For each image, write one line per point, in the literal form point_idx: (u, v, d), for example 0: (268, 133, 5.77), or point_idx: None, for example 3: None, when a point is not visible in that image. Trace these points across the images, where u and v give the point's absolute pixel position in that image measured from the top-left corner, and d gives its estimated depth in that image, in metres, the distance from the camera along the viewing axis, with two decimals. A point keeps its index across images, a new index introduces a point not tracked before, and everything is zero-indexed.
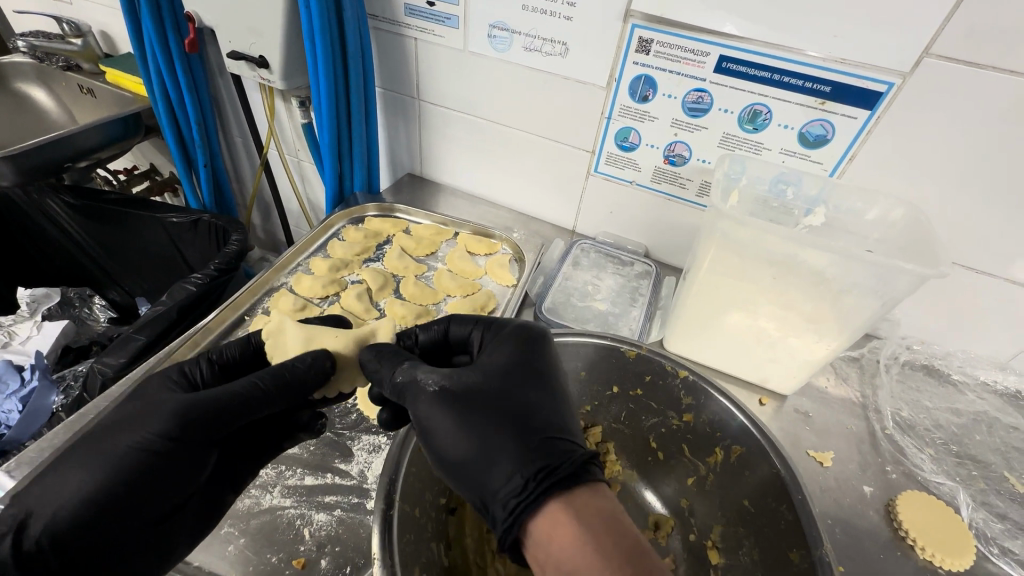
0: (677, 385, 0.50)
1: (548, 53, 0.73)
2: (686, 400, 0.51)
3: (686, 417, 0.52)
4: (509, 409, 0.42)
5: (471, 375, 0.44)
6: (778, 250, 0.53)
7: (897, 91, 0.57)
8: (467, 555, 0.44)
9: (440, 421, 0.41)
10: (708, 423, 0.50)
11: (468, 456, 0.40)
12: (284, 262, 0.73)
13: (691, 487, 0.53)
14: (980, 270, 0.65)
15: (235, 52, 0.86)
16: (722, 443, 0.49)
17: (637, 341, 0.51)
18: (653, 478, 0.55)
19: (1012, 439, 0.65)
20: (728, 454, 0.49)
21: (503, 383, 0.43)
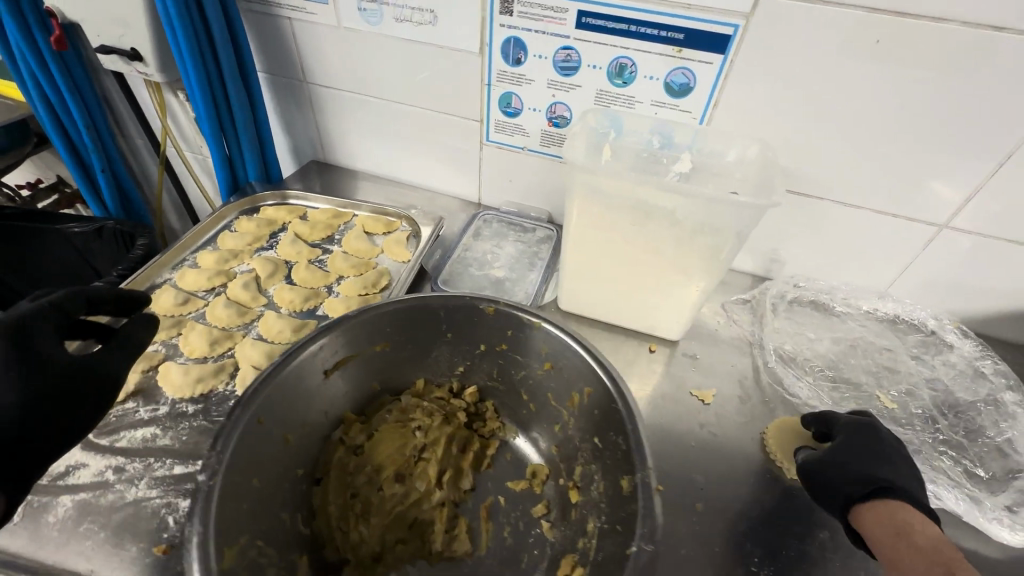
0: (535, 335, 0.48)
1: (419, 22, 0.72)
2: (545, 349, 0.49)
3: (548, 366, 0.50)
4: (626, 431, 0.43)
5: (853, 440, 0.51)
6: (633, 195, 0.54)
7: (743, 33, 0.59)
8: (330, 523, 0.44)
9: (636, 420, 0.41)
10: (565, 369, 0.48)
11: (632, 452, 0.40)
12: (169, 257, 0.70)
13: (558, 433, 0.51)
14: (842, 202, 0.69)
15: (104, 46, 0.82)
16: (578, 386, 0.47)
17: (493, 296, 0.48)
18: (527, 427, 0.54)
19: (885, 359, 0.68)
20: (583, 397, 0.47)
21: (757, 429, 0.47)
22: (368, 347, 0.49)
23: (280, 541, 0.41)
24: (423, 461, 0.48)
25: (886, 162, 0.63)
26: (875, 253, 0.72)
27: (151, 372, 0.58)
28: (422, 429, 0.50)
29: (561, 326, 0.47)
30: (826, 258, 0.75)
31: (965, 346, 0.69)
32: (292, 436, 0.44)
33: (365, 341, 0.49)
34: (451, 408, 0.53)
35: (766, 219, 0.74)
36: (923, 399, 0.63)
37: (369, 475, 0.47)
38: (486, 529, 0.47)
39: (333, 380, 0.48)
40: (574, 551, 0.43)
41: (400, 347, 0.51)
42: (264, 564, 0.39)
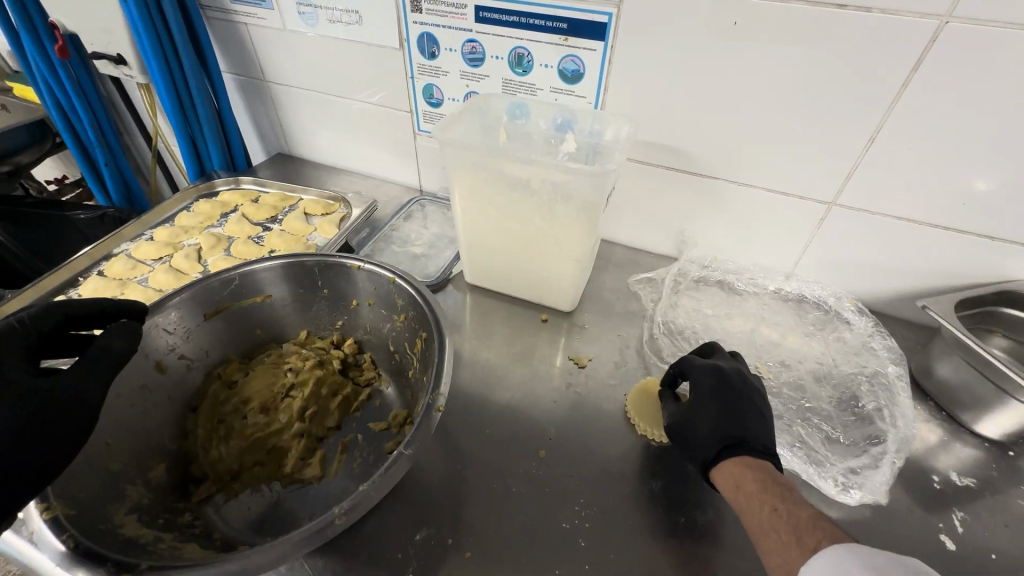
0: (390, 288, 0.58)
1: (348, 23, 0.80)
2: (399, 302, 0.58)
3: (404, 317, 0.58)
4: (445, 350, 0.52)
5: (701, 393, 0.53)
6: (497, 167, 0.59)
7: (617, 20, 0.63)
8: (196, 441, 0.52)
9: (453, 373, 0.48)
10: (414, 319, 0.57)
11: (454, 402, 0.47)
12: (127, 232, 0.81)
13: (411, 380, 0.59)
14: (734, 181, 0.71)
15: (96, 53, 0.95)
16: (420, 332, 0.56)
17: (355, 255, 0.58)
18: (397, 377, 0.61)
19: (775, 335, 0.69)
20: (423, 342, 0.55)
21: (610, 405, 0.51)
22: (250, 298, 0.60)
23: (142, 447, 0.50)
24: (289, 397, 0.55)
25: (765, 141, 0.65)
26: (774, 232, 0.74)
27: None
28: (293, 370, 0.57)
29: (411, 283, 0.56)
30: (731, 238, 0.77)
31: (860, 323, 0.69)
32: (169, 365, 0.54)
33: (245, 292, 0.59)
34: (328, 355, 0.60)
35: (669, 200, 0.76)
36: (801, 371, 0.64)
37: (237, 404, 0.54)
38: (338, 459, 0.53)
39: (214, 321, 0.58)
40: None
41: (281, 302, 0.62)
42: (113, 460, 0.46)
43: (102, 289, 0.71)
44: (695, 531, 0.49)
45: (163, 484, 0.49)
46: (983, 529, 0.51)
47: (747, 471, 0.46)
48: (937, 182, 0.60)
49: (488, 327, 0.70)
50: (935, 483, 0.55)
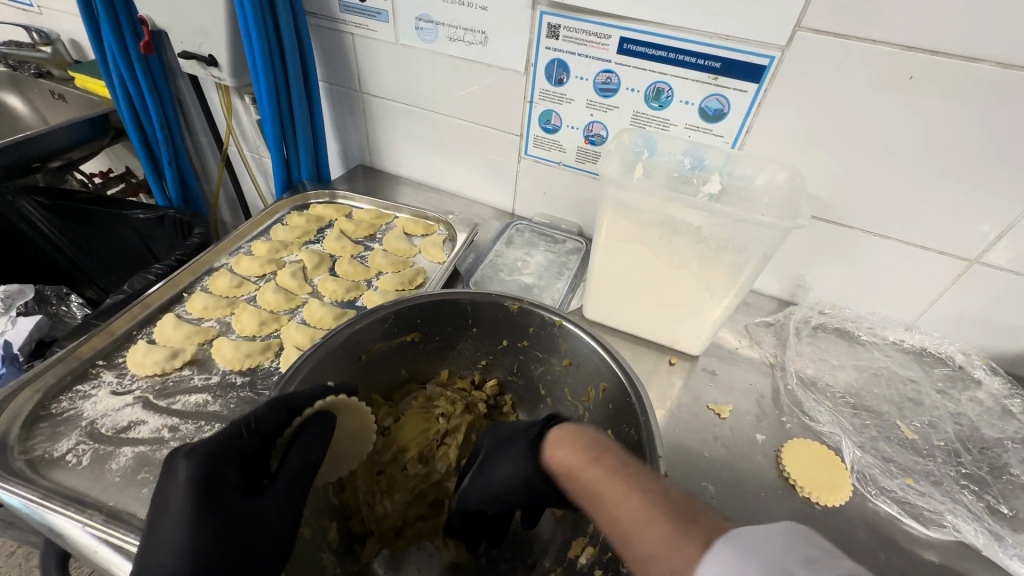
0: (557, 332, 0.58)
1: (470, 42, 0.77)
2: (564, 346, 0.59)
3: (566, 361, 0.60)
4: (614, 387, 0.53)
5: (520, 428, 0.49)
6: (660, 210, 0.57)
7: (778, 64, 0.62)
8: (357, 495, 0.53)
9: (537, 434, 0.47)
10: (582, 366, 0.58)
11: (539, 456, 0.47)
12: (226, 245, 0.77)
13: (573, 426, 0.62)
14: (870, 231, 0.69)
15: (185, 52, 0.91)
16: (595, 382, 0.57)
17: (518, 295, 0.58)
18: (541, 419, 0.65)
19: (907, 390, 0.68)
20: (598, 391, 0.57)
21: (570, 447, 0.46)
22: (400, 336, 0.60)
23: (318, 504, 0.49)
24: (444, 445, 0.57)
25: (914, 195, 0.64)
26: (903, 285, 0.72)
27: (205, 345, 0.64)
28: (444, 415, 0.59)
29: (582, 328, 0.57)
30: (854, 287, 0.75)
31: (993, 384, 0.68)
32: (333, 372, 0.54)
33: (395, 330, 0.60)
34: (472, 398, 0.63)
35: (793, 245, 0.75)
36: (947, 433, 0.62)
37: (394, 453, 0.55)
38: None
39: (368, 361, 0.58)
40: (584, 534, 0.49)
41: (426, 339, 0.62)
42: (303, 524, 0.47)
43: (211, 307, 0.67)
44: None
45: (338, 545, 0.51)
46: None
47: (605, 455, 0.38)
48: None
49: None
50: None
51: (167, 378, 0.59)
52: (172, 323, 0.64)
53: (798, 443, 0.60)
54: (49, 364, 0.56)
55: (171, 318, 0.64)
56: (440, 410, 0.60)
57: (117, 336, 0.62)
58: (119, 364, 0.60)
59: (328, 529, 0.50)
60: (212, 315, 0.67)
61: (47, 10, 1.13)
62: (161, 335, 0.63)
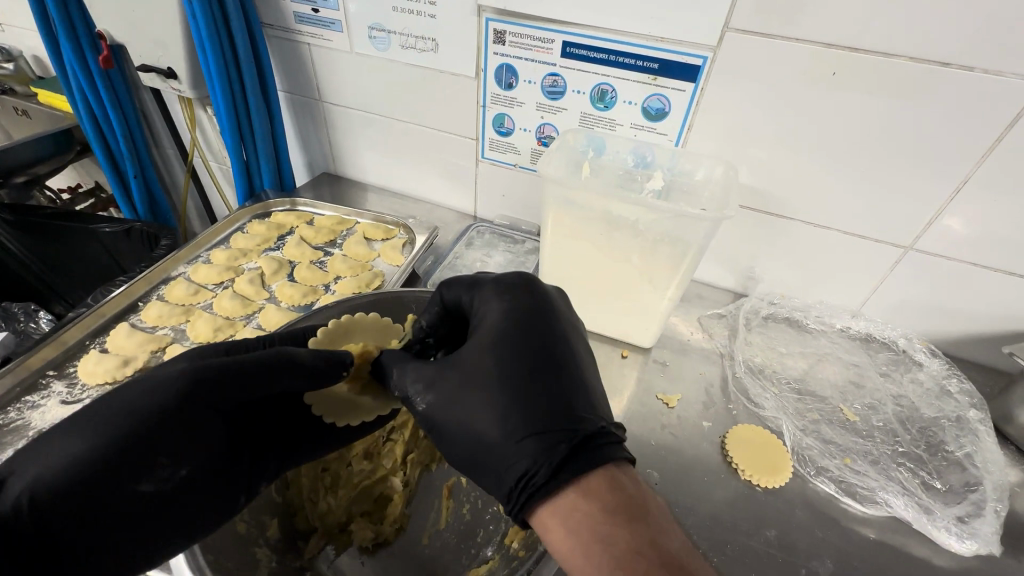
0: None
1: (422, 49, 0.79)
2: None
3: None
4: (558, 375, 0.43)
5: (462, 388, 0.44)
6: (598, 205, 0.59)
7: (711, 64, 0.64)
8: (302, 493, 0.54)
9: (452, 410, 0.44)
10: None
11: (490, 440, 0.41)
12: (184, 253, 0.78)
13: None
14: (811, 222, 0.72)
15: (144, 65, 0.92)
16: None
17: None
18: None
19: (851, 375, 0.70)
20: None
21: (499, 426, 0.41)
22: None
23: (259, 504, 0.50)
24: (390, 442, 0.57)
25: (848, 185, 0.67)
26: (846, 273, 0.75)
27: (158, 353, 0.64)
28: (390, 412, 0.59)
29: None
30: (800, 277, 0.78)
31: (933, 365, 0.71)
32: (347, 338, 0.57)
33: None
34: None
35: (741, 238, 0.77)
36: (886, 414, 0.65)
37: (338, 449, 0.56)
38: (446, 506, 0.58)
39: None
40: (521, 521, 0.52)
41: None
42: (238, 519, 0.48)
43: (166, 315, 0.68)
44: None
45: (277, 541, 0.51)
46: None
47: (589, 540, 0.34)
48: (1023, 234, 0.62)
49: None
50: None
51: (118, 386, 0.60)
52: (125, 332, 0.64)
53: (744, 426, 0.62)
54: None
55: (123, 327, 0.65)
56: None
57: (70, 345, 0.63)
58: (70, 373, 0.61)
59: (266, 525, 0.50)
60: (165, 322, 0.67)
61: (8, 28, 1.13)
62: (113, 344, 0.64)
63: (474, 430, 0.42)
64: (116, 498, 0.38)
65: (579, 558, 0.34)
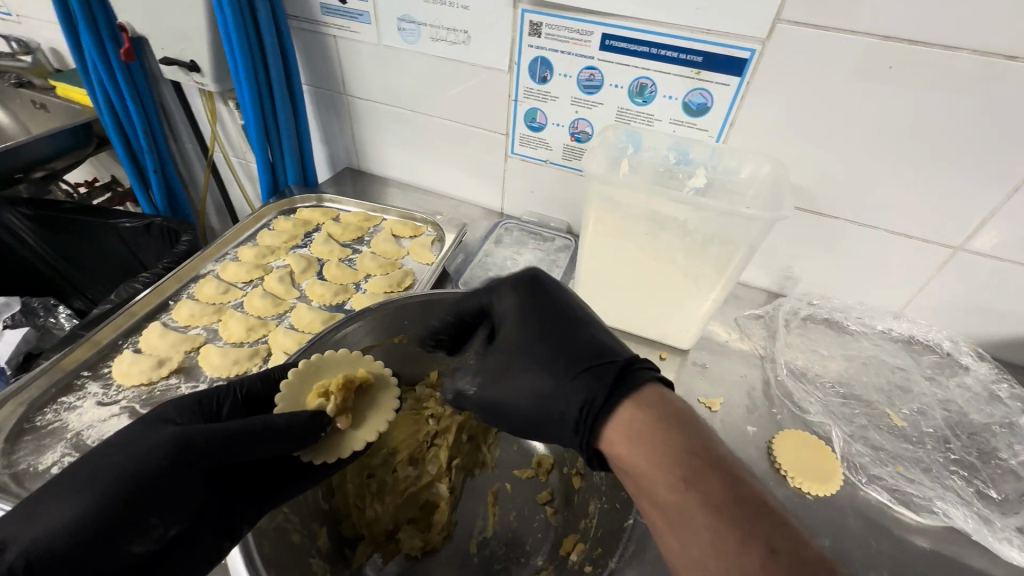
0: None
1: (453, 42, 0.77)
2: None
3: None
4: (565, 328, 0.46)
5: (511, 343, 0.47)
6: (644, 205, 0.57)
7: (759, 57, 0.62)
8: (349, 498, 0.54)
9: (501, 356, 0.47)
10: None
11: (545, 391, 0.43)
12: (212, 250, 0.76)
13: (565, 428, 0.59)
14: (857, 221, 0.70)
15: (167, 58, 0.90)
16: None
17: None
18: None
19: (896, 378, 0.68)
20: None
21: (544, 365, 0.44)
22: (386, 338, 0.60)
23: (304, 510, 0.51)
24: (434, 447, 0.58)
25: (899, 183, 0.65)
26: (891, 274, 0.72)
27: (192, 353, 0.63)
28: (434, 417, 0.59)
29: None
30: (841, 277, 0.76)
31: (980, 369, 0.69)
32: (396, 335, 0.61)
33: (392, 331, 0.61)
34: None
35: (780, 237, 0.75)
36: (935, 419, 0.63)
37: (385, 457, 0.57)
38: (492, 512, 0.57)
39: None
40: (575, 532, 0.53)
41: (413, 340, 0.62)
42: (291, 529, 0.49)
43: (198, 315, 0.67)
44: None
45: (328, 549, 0.52)
46: None
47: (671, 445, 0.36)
48: None
49: None
50: None
51: (153, 387, 0.59)
52: (158, 331, 0.63)
53: (796, 432, 0.60)
54: (33, 377, 0.55)
55: (156, 326, 0.64)
56: (432, 411, 0.60)
57: (103, 345, 0.62)
58: (105, 374, 0.60)
59: (316, 534, 0.51)
60: (197, 321, 0.67)
61: (26, 19, 1.12)
62: (146, 344, 0.63)
63: (526, 395, 0.44)
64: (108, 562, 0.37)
65: (654, 451, 0.36)
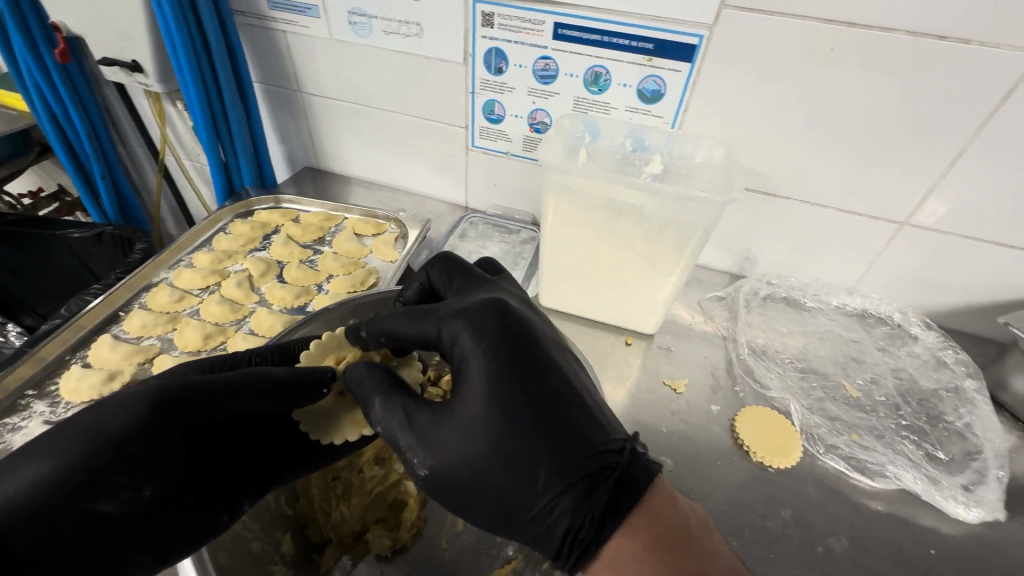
0: None
1: (405, 34, 0.76)
2: None
3: None
4: (551, 413, 0.40)
5: (478, 411, 0.40)
6: (600, 193, 0.58)
7: (708, 42, 0.63)
8: (314, 503, 0.55)
9: (462, 413, 0.41)
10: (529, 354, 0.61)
11: (495, 456, 0.40)
12: (165, 257, 0.74)
13: None
14: (809, 201, 0.72)
15: (106, 59, 0.86)
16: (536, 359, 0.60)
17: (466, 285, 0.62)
18: None
19: (851, 351, 0.71)
20: None
21: (518, 441, 0.39)
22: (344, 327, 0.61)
23: (266, 518, 0.50)
24: None
25: (846, 162, 0.67)
26: (843, 251, 0.75)
27: (146, 365, 0.61)
28: None
29: None
30: (797, 257, 0.78)
31: (929, 337, 0.72)
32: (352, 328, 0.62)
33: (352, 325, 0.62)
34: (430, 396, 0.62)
35: (738, 219, 0.77)
36: (888, 387, 0.66)
37: (349, 458, 0.56)
38: None
39: None
40: None
41: None
42: (252, 537, 0.48)
43: (151, 325, 0.64)
44: (835, 560, 0.50)
45: (292, 555, 0.52)
46: None
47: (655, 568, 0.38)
48: (1015, 204, 0.63)
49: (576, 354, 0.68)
50: None
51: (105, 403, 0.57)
52: (108, 344, 0.61)
53: (759, 408, 0.62)
54: None
55: (106, 339, 0.61)
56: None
57: (49, 362, 0.59)
58: (51, 392, 0.57)
59: (279, 540, 0.51)
60: (151, 331, 0.64)
61: None
62: (96, 358, 0.60)
63: (481, 452, 0.40)
64: (84, 521, 0.37)
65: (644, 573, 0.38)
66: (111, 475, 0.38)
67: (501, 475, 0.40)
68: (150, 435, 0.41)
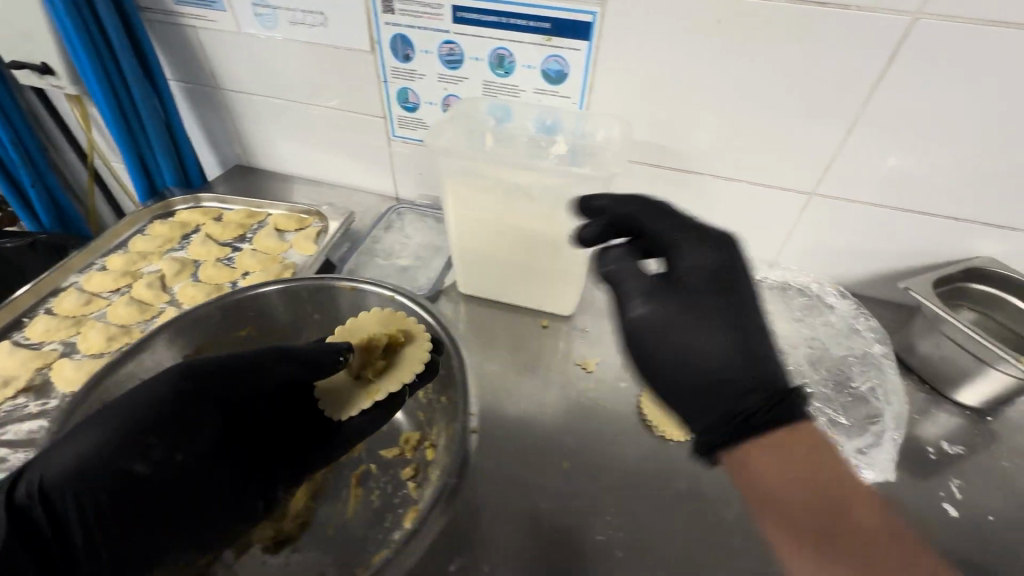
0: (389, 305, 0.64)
1: (311, 24, 0.75)
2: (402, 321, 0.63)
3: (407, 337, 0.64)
4: (766, 345, 0.44)
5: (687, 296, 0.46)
6: (495, 174, 0.57)
7: (602, 19, 0.62)
8: None
9: (679, 316, 0.45)
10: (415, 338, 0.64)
11: (713, 345, 0.44)
12: (76, 261, 0.73)
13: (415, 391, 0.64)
14: (720, 175, 0.72)
15: (14, 62, 0.84)
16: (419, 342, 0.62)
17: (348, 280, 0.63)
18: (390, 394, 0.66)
19: (765, 323, 0.71)
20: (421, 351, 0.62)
21: (740, 339, 0.43)
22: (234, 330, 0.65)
23: None
24: None
25: (750, 135, 0.67)
26: (758, 223, 0.75)
27: (45, 370, 0.61)
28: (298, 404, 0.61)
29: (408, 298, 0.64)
30: (717, 232, 0.78)
31: (843, 306, 0.72)
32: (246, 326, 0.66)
33: (238, 323, 0.65)
34: None
35: (656, 197, 0.77)
36: (796, 356, 0.67)
37: None
38: (355, 494, 0.60)
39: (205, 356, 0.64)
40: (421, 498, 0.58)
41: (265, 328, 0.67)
42: None
43: (53, 329, 0.64)
44: (726, 528, 0.50)
45: None
46: (973, 491, 0.56)
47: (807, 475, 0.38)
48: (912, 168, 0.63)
49: (490, 338, 0.68)
50: (930, 455, 0.58)
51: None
52: (6, 351, 0.61)
53: None
54: None
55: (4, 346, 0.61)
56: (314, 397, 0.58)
57: None
58: None
59: None
60: (53, 336, 0.64)
61: None
62: None
63: (707, 344, 0.43)
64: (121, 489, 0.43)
65: (793, 481, 0.37)
66: (151, 444, 0.45)
67: (728, 376, 0.43)
68: (177, 415, 0.47)
